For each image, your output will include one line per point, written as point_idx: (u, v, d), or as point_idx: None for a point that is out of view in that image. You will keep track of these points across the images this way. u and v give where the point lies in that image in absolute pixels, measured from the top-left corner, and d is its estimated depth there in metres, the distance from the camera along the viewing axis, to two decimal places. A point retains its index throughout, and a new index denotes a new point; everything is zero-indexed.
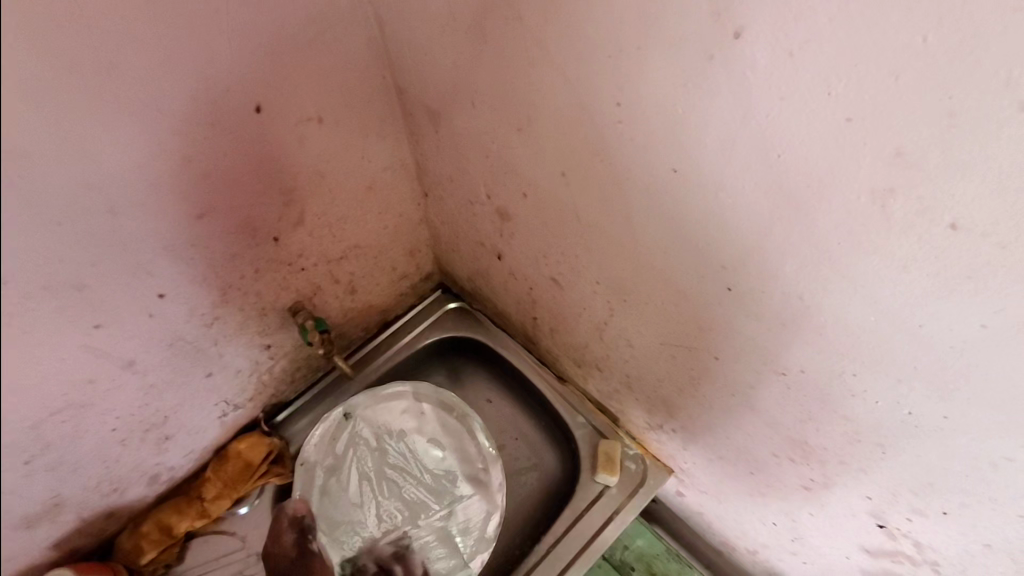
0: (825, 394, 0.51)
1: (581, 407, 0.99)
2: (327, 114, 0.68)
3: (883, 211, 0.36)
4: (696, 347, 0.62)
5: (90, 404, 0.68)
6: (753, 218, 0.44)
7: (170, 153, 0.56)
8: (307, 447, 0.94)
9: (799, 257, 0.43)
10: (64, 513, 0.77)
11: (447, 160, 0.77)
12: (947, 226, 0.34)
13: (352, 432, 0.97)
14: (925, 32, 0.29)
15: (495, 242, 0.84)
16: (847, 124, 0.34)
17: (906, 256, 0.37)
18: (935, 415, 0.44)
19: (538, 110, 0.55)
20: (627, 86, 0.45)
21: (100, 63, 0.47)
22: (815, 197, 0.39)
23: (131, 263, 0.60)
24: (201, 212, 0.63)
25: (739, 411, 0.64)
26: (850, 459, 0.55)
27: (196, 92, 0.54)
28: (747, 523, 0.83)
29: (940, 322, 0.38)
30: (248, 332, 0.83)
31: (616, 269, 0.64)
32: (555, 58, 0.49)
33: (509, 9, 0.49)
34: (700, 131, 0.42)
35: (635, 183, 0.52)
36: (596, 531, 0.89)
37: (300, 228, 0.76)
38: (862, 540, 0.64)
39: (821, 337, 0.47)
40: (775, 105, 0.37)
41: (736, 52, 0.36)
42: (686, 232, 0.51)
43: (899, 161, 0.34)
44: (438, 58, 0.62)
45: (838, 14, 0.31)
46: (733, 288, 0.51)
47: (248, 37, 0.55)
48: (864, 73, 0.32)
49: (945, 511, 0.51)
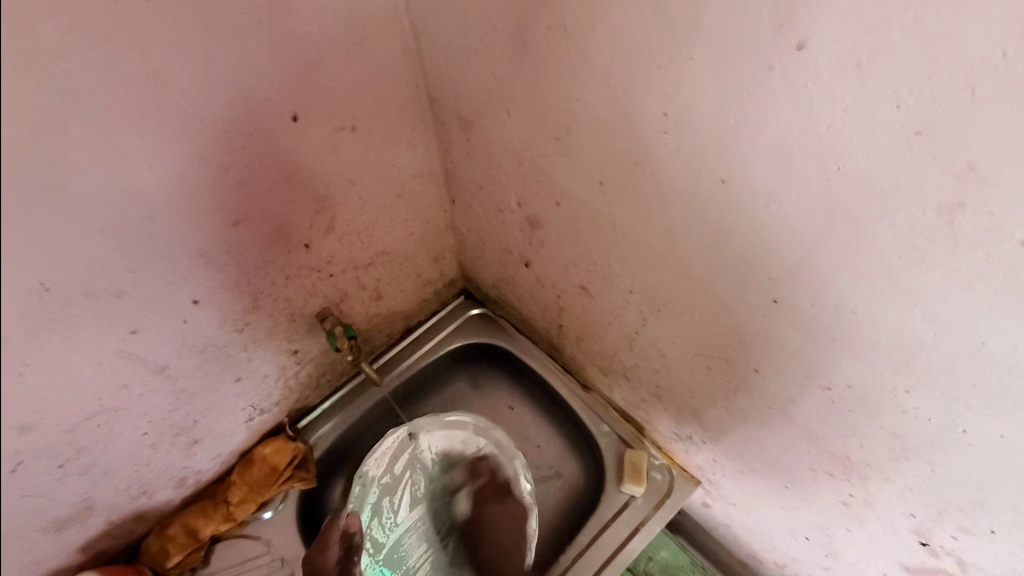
0: (870, 410, 0.50)
1: (606, 415, 0.98)
2: (361, 123, 0.68)
3: (949, 227, 0.35)
4: (733, 358, 0.61)
5: (124, 408, 0.68)
6: (804, 230, 0.43)
7: (210, 161, 0.56)
8: (367, 461, 0.88)
9: (853, 271, 0.42)
10: (95, 515, 0.78)
11: (478, 167, 0.77)
12: (1018, 243, 0.33)
13: (413, 454, 0.91)
14: (1006, 45, 0.28)
15: (524, 250, 0.84)
16: (915, 137, 0.34)
17: (971, 272, 0.36)
18: (991, 435, 0.43)
19: (578, 119, 0.55)
20: (675, 97, 0.44)
21: (147, 72, 0.47)
22: (874, 210, 0.38)
23: (168, 270, 0.60)
24: (237, 219, 0.63)
25: (776, 424, 0.63)
26: (894, 476, 0.54)
27: (238, 101, 0.55)
28: (778, 537, 0.82)
29: (1004, 340, 0.37)
30: (277, 338, 0.83)
31: (652, 279, 0.63)
32: (599, 68, 0.48)
33: (553, 18, 0.49)
34: (752, 143, 0.42)
35: (678, 194, 0.51)
36: (622, 542, 0.88)
37: (331, 235, 0.76)
38: (901, 558, 0.62)
39: (871, 351, 0.46)
40: (837, 117, 0.36)
41: (797, 63, 0.36)
42: (730, 243, 0.50)
43: (971, 177, 0.33)
44: (475, 66, 0.62)
45: (912, 26, 0.30)
46: (778, 300, 0.50)
47: (289, 47, 0.55)
48: (938, 86, 0.31)
49: (995, 531, 0.49)
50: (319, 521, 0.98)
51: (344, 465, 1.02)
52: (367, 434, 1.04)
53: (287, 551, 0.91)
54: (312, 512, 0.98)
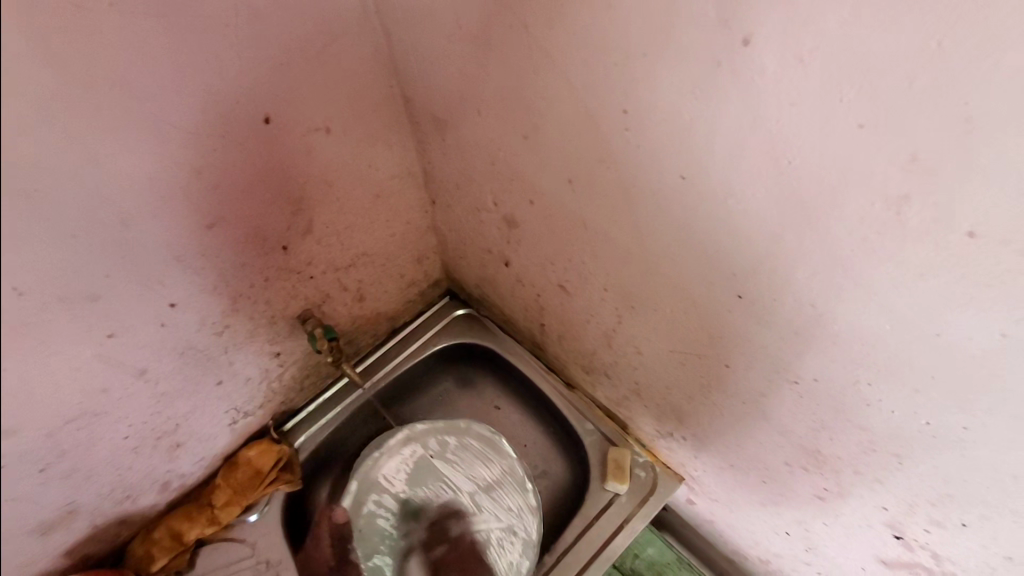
0: (839, 404, 0.50)
1: (590, 413, 0.98)
2: (335, 124, 0.69)
3: (898, 219, 0.35)
4: (707, 355, 0.61)
5: (103, 413, 0.68)
6: (764, 226, 0.43)
7: (180, 165, 0.56)
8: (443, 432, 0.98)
9: (812, 265, 0.42)
10: (77, 521, 0.78)
11: (454, 167, 0.77)
12: (965, 234, 0.33)
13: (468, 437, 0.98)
14: (940, 36, 0.28)
15: (503, 249, 0.84)
16: (860, 130, 0.34)
17: (923, 263, 0.36)
18: (954, 427, 0.43)
19: (544, 118, 0.55)
20: (634, 93, 0.44)
21: (112, 76, 0.47)
22: (829, 204, 0.38)
23: (142, 274, 0.60)
24: (210, 222, 0.63)
25: (750, 420, 0.63)
26: (865, 469, 0.54)
27: (205, 104, 0.55)
28: (760, 532, 0.82)
29: (959, 332, 0.37)
30: (258, 341, 0.83)
31: (624, 276, 0.63)
32: (562, 67, 0.48)
33: (515, 16, 0.49)
34: (709, 138, 0.42)
35: (643, 191, 0.51)
36: (606, 541, 0.88)
37: (309, 237, 0.77)
38: (877, 551, 0.62)
39: (835, 346, 0.46)
40: (787, 112, 0.36)
41: (745, 58, 0.36)
42: (696, 239, 0.50)
43: (915, 167, 0.33)
44: (445, 67, 0.62)
45: (850, 19, 0.30)
46: (744, 296, 0.50)
47: (255, 51, 0.56)
48: (877, 79, 0.31)
49: (965, 523, 0.49)
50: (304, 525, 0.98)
51: (331, 466, 1.03)
52: (353, 435, 1.04)
53: (273, 554, 0.91)
54: (297, 516, 0.97)
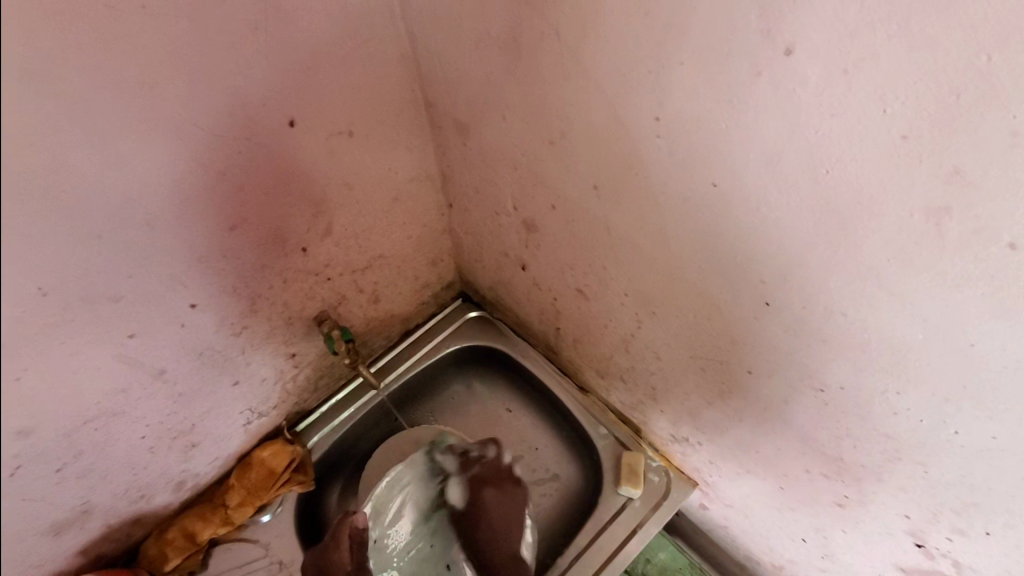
0: (864, 411, 0.51)
1: (603, 418, 0.98)
2: (358, 127, 0.69)
3: (937, 230, 0.36)
4: (728, 361, 0.61)
5: (123, 412, 0.68)
6: (795, 234, 0.44)
7: (207, 166, 0.56)
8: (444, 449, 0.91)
9: (844, 274, 0.43)
10: (93, 519, 0.78)
11: (473, 171, 0.77)
12: (1004, 246, 0.33)
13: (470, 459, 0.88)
14: (989, 51, 0.28)
15: (520, 253, 0.84)
16: (902, 142, 0.34)
17: (959, 274, 0.36)
18: (983, 436, 0.43)
19: (571, 123, 0.55)
20: (666, 102, 0.45)
21: (145, 78, 0.48)
22: (864, 214, 0.38)
23: (166, 274, 0.60)
24: (234, 223, 0.63)
25: (771, 426, 0.63)
26: (888, 477, 0.54)
27: (234, 107, 0.55)
28: (775, 538, 0.82)
29: (993, 342, 0.38)
30: (275, 341, 0.83)
31: (646, 282, 0.64)
32: (592, 74, 0.49)
33: (546, 24, 0.49)
34: (743, 146, 0.42)
35: (670, 198, 0.52)
36: (619, 545, 0.88)
37: (328, 239, 0.77)
38: (896, 558, 0.63)
39: (864, 354, 0.46)
40: (825, 122, 0.37)
41: (785, 68, 0.36)
42: (724, 247, 0.50)
43: (957, 180, 0.33)
44: (470, 72, 0.62)
45: (896, 32, 0.31)
46: (771, 303, 0.51)
47: (283, 54, 0.56)
48: (923, 92, 0.32)
49: (990, 532, 0.49)
50: (317, 526, 0.98)
51: (343, 467, 1.03)
52: (365, 437, 1.04)
53: (286, 554, 0.91)
54: (309, 518, 0.97)
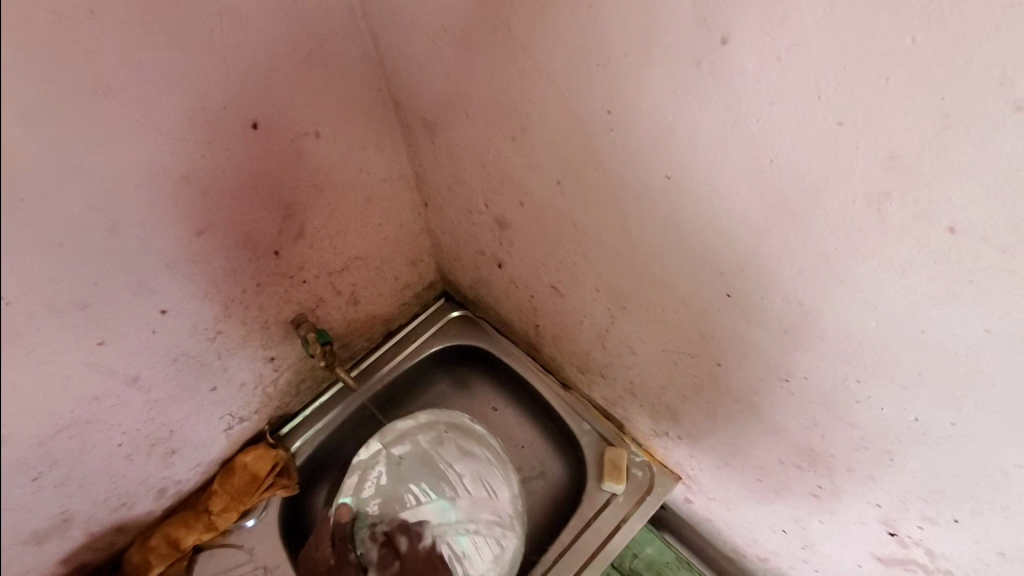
0: (829, 400, 0.50)
1: (587, 414, 0.98)
2: (324, 128, 0.69)
3: (880, 216, 0.35)
4: (699, 354, 0.61)
5: (96, 420, 0.68)
6: (750, 224, 0.43)
7: (169, 172, 0.56)
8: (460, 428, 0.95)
9: (797, 264, 0.42)
10: (73, 529, 0.78)
11: (444, 169, 0.77)
12: (946, 230, 0.33)
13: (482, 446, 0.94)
14: (913, 32, 0.28)
15: (495, 251, 0.84)
16: (839, 127, 0.34)
17: (905, 260, 0.36)
18: (943, 422, 0.43)
19: (530, 120, 0.55)
20: (615, 95, 0.44)
21: (96, 85, 0.47)
22: (810, 202, 0.38)
23: (131, 281, 0.60)
24: (201, 228, 0.63)
25: (743, 419, 0.63)
26: (857, 466, 0.54)
27: (192, 111, 0.55)
28: (757, 529, 0.81)
29: (944, 328, 0.37)
30: (252, 345, 0.83)
31: (615, 275, 0.63)
32: (545, 68, 0.48)
33: (498, 19, 0.49)
34: (691, 138, 0.42)
35: (631, 190, 0.51)
36: (604, 540, 0.87)
37: (300, 241, 0.77)
38: (873, 547, 0.62)
39: (824, 344, 0.46)
40: (766, 110, 0.36)
41: (724, 58, 0.36)
42: (683, 238, 0.50)
43: (894, 164, 0.33)
44: (431, 70, 0.62)
45: (824, 16, 0.30)
46: (732, 294, 0.50)
47: (241, 58, 0.56)
48: (854, 76, 0.31)
49: (958, 519, 0.49)
50: (302, 530, 0.98)
51: (328, 471, 1.02)
52: (350, 439, 1.04)
53: (270, 559, 0.91)
54: (293, 523, 0.97)
